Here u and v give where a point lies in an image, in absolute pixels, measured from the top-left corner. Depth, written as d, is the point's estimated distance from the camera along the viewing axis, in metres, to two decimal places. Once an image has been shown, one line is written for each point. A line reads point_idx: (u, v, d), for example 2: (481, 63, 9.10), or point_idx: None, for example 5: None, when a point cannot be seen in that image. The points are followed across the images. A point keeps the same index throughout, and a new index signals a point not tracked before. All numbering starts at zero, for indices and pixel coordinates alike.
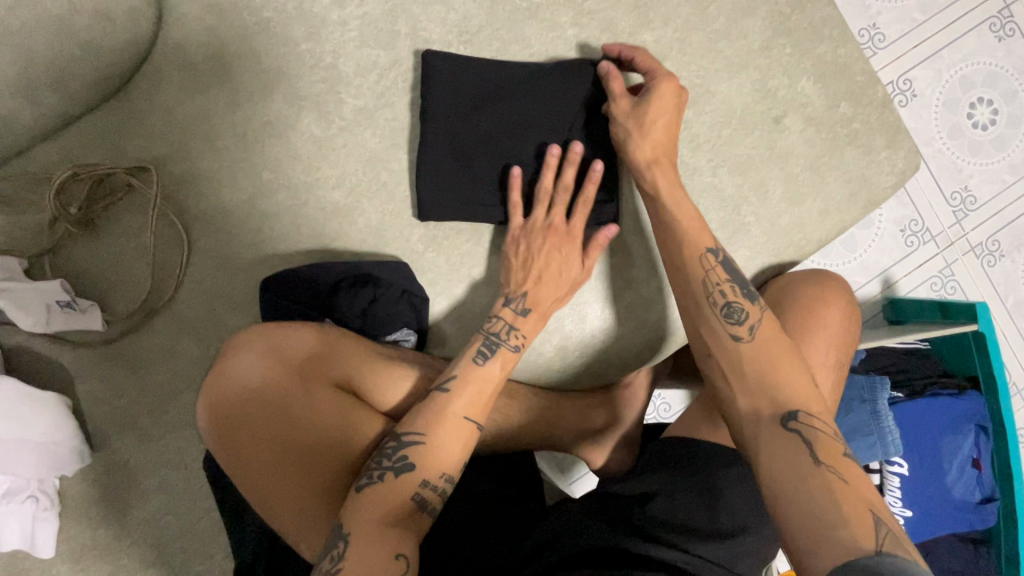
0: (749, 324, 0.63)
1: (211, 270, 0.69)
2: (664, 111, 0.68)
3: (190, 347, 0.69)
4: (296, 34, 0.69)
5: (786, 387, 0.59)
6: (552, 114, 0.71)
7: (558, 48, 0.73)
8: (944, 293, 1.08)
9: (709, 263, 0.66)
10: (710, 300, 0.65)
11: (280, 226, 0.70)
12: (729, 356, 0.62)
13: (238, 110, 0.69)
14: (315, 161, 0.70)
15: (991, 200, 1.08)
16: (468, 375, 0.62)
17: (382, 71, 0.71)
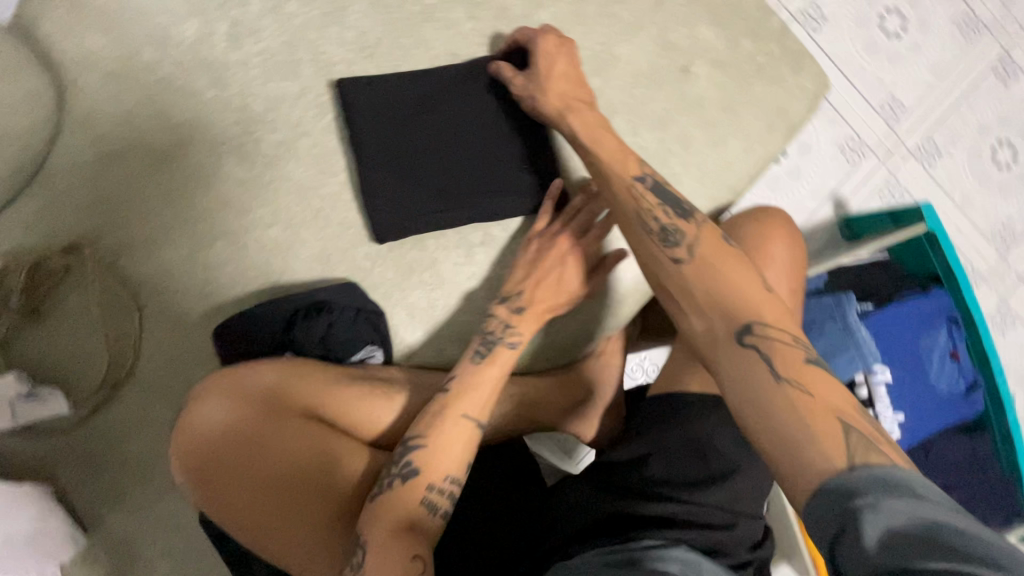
0: (687, 244, 0.61)
1: (168, 331, 0.70)
2: (556, 62, 0.71)
3: (164, 411, 0.70)
4: (201, 85, 0.70)
5: (736, 295, 0.57)
6: (470, 114, 0.72)
7: (460, 44, 0.74)
8: (893, 200, 1.11)
9: (639, 189, 0.65)
10: (646, 230, 0.63)
11: (225, 274, 0.70)
12: (672, 278, 0.61)
13: (159, 169, 0.69)
14: (245, 202, 0.70)
15: (919, 103, 1.11)
16: (468, 376, 0.66)
17: (292, 101, 0.71)
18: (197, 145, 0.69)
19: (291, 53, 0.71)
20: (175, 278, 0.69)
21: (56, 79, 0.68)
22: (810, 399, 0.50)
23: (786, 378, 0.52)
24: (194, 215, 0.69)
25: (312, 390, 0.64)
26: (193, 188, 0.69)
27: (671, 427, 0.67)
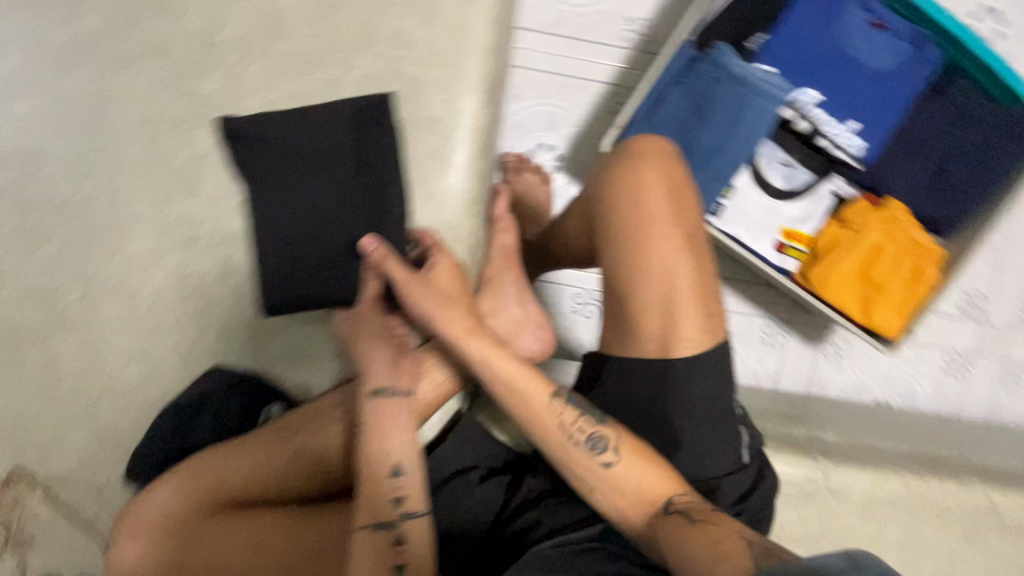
0: (611, 448, 0.58)
1: (77, 392, 0.72)
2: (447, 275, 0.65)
3: (94, 463, 0.73)
4: (45, 147, 0.68)
5: (645, 485, 0.57)
6: (316, 159, 0.68)
7: (299, 58, 0.68)
8: (857, 152, 1.01)
9: (558, 406, 0.60)
10: (571, 442, 0.59)
11: (118, 329, 0.71)
12: (596, 485, 0.58)
13: (30, 240, 0.69)
14: (124, 261, 0.70)
15: (899, 30, 0.96)
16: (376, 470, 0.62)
17: (140, 145, 0.68)
18: (84, 198, 0.69)
19: (152, 84, 0.68)
20: (89, 328, 0.71)
21: None
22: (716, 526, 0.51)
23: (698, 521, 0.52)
24: (99, 268, 0.70)
25: (226, 478, 0.67)
26: (90, 240, 0.70)
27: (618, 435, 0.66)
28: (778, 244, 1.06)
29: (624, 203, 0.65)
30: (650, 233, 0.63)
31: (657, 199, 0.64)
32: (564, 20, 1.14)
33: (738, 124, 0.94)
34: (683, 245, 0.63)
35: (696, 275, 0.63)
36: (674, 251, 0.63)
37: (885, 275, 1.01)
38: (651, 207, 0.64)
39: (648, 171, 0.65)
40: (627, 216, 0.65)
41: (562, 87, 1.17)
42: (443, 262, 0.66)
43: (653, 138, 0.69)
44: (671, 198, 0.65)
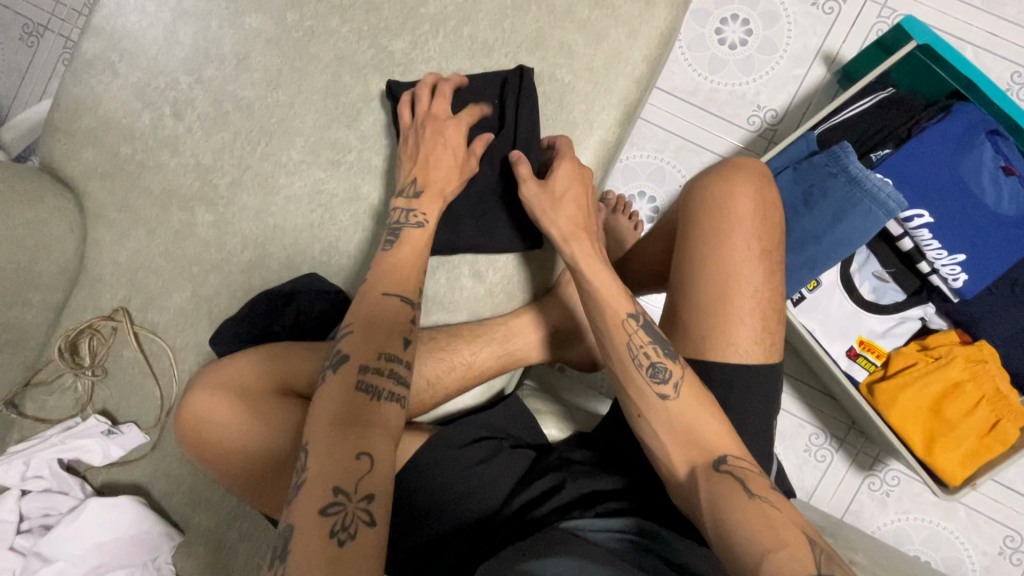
0: (673, 382, 0.64)
1: (201, 259, 0.83)
2: (570, 188, 0.73)
3: (191, 322, 0.83)
4: (256, 56, 0.82)
5: (700, 426, 0.63)
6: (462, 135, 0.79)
7: (475, 43, 0.79)
8: (953, 282, 0.98)
9: (632, 327, 0.67)
10: (634, 363, 0.66)
11: (251, 217, 0.82)
12: (653, 410, 0.64)
13: (216, 125, 0.82)
14: (278, 164, 0.82)
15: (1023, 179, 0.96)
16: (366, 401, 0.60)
17: (327, 76, 0.81)
18: (268, 106, 0.81)
19: (355, 32, 0.81)
20: (229, 210, 0.82)
21: (152, 45, 0.83)
22: (777, 511, 0.56)
23: (756, 496, 0.57)
24: (257, 163, 0.82)
25: (294, 371, 0.72)
26: (260, 140, 0.82)
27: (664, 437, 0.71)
28: (852, 350, 1.04)
29: (716, 204, 0.70)
30: (735, 240, 0.69)
31: (748, 208, 0.70)
32: (699, 90, 1.22)
33: (840, 223, 0.95)
34: (760, 258, 0.69)
35: (766, 287, 0.69)
36: (752, 262, 0.68)
37: (959, 417, 0.96)
38: (740, 214, 0.69)
39: (745, 185, 0.71)
40: (717, 213, 0.70)
41: (678, 148, 1.24)
42: (566, 168, 0.73)
43: (754, 159, 0.75)
44: (760, 214, 0.70)
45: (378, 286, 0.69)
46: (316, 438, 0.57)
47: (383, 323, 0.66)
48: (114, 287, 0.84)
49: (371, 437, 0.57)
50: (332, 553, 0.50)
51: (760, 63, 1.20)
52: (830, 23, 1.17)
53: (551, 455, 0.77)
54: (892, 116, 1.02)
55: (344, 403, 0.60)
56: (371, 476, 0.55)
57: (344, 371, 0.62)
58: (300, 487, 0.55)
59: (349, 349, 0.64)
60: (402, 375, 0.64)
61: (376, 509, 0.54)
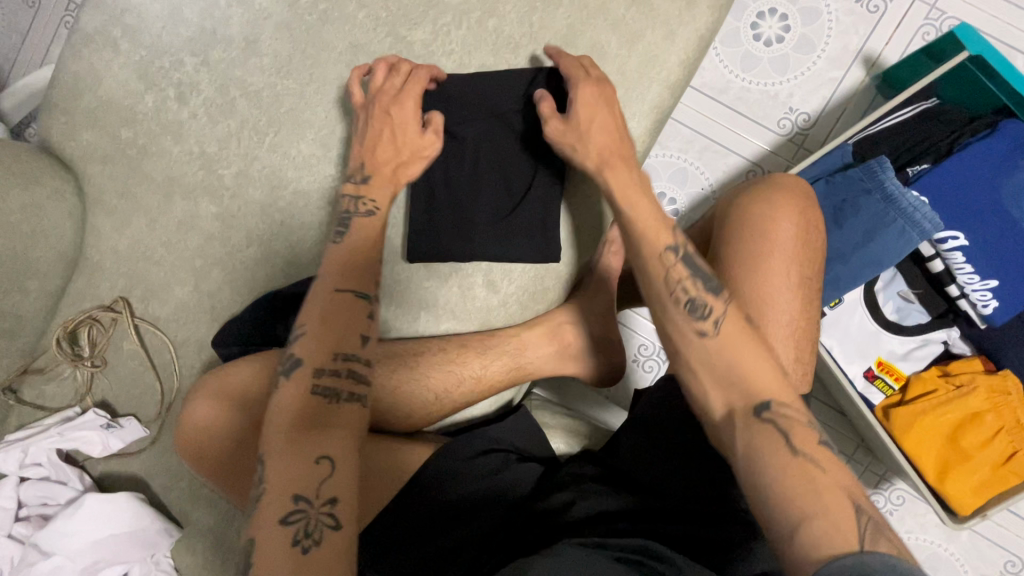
0: (714, 320, 0.59)
1: (206, 251, 0.80)
2: (596, 112, 0.68)
3: (195, 315, 0.80)
4: (265, 39, 0.77)
5: (742, 366, 0.57)
6: (486, 141, 0.76)
7: (500, 37, 0.74)
8: (983, 306, 0.94)
9: (669, 259, 0.62)
10: (672, 296, 0.61)
11: (257, 210, 0.79)
12: (692, 352, 0.59)
13: (221, 111, 0.78)
14: (286, 155, 0.78)
15: None
16: (325, 405, 0.57)
17: (340, 66, 0.76)
18: (277, 94, 0.77)
19: (371, 18, 0.75)
20: (235, 202, 0.79)
21: (154, 21, 0.78)
22: (822, 474, 0.51)
23: None
24: (264, 155, 0.78)
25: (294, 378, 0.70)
26: (268, 130, 0.77)
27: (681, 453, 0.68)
28: (868, 371, 1.02)
29: (754, 227, 0.66)
30: (772, 267, 0.65)
31: (788, 233, 0.66)
32: (730, 88, 1.16)
33: (870, 243, 0.90)
34: (797, 287, 0.65)
35: (800, 318, 0.65)
36: (788, 290, 0.65)
37: (976, 446, 0.94)
38: (779, 239, 0.65)
39: (786, 208, 0.67)
40: (754, 236, 0.66)
41: (703, 149, 1.19)
42: (585, 93, 0.68)
43: (796, 179, 0.71)
44: (800, 239, 0.66)
45: (332, 277, 0.65)
46: (271, 446, 0.55)
47: (342, 317, 0.63)
48: (114, 275, 0.81)
49: (330, 439, 0.55)
50: (297, 560, 0.48)
51: (796, 62, 1.14)
52: (875, 22, 1.10)
53: (558, 472, 0.74)
54: (933, 129, 0.96)
55: (301, 406, 0.57)
56: (333, 479, 0.52)
57: (299, 371, 0.59)
58: (260, 497, 0.52)
59: (304, 350, 0.60)
60: (361, 371, 0.61)
61: (341, 514, 0.51)
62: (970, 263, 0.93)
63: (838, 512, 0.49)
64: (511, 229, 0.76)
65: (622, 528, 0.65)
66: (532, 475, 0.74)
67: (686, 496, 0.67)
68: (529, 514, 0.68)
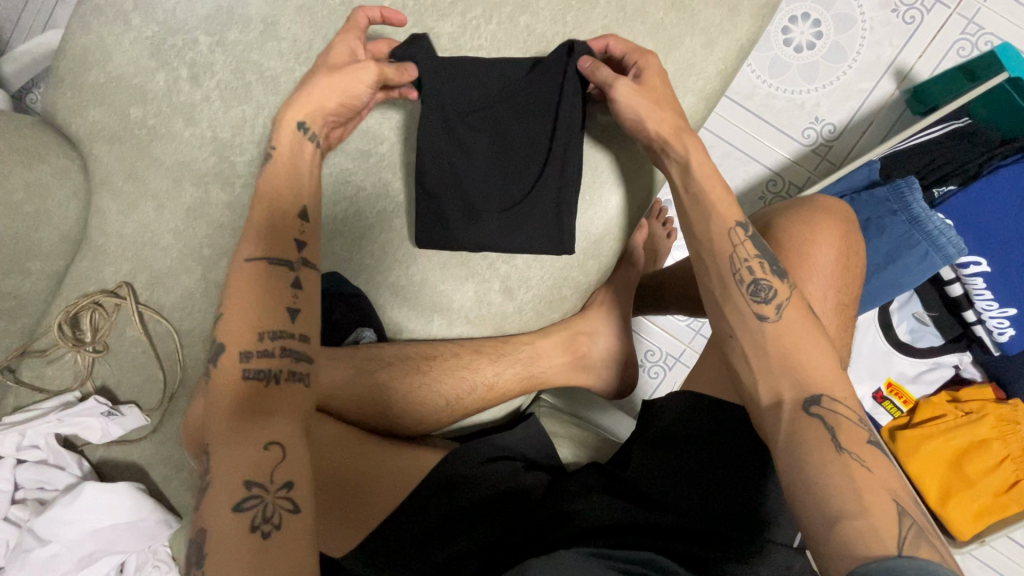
0: (776, 304, 0.60)
1: (217, 238, 0.79)
2: (662, 80, 0.68)
3: (205, 303, 0.79)
4: (285, 23, 0.74)
5: (797, 354, 0.58)
6: (496, 139, 0.73)
7: (527, 39, 0.73)
8: (997, 333, 0.93)
9: (739, 237, 0.63)
10: (735, 278, 0.62)
11: None
12: (749, 334, 0.60)
13: (238, 95, 0.76)
14: None
15: None
16: (264, 390, 0.55)
17: None
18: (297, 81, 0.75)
19: (397, 8, 0.73)
20: (247, 191, 0.78)
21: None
22: (866, 473, 0.51)
23: None
24: None
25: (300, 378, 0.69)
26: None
27: (688, 467, 0.66)
28: (878, 393, 1.03)
29: (795, 251, 0.64)
30: (812, 292, 0.63)
31: (827, 256, 0.64)
32: (756, 94, 1.13)
33: (892, 262, 0.87)
34: (835, 312, 0.63)
35: (841, 349, 0.64)
36: (827, 316, 0.63)
37: (982, 473, 0.94)
38: (817, 264, 0.64)
39: (826, 231, 0.65)
40: (795, 261, 0.64)
41: (724, 155, 1.16)
42: (650, 61, 0.69)
43: (835, 201, 0.70)
44: (840, 266, 0.64)
45: (248, 245, 0.61)
46: (216, 438, 0.52)
47: (262, 293, 0.59)
48: (119, 258, 0.79)
49: (275, 425, 0.53)
50: (257, 546, 0.46)
51: (825, 70, 1.11)
52: (909, 34, 1.07)
53: (566, 479, 0.72)
54: (965, 150, 0.92)
55: (239, 393, 0.55)
56: (285, 463, 0.51)
57: (225, 359, 0.56)
58: (207, 488, 0.50)
59: (228, 333, 0.57)
60: (297, 348, 0.58)
61: (298, 496, 0.50)
62: (988, 292, 0.92)
63: (879, 513, 0.48)
64: (523, 221, 0.73)
65: (630, 539, 0.62)
66: (540, 485, 0.72)
67: (703, 516, 0.63)
68: (547, 518, 0.66)
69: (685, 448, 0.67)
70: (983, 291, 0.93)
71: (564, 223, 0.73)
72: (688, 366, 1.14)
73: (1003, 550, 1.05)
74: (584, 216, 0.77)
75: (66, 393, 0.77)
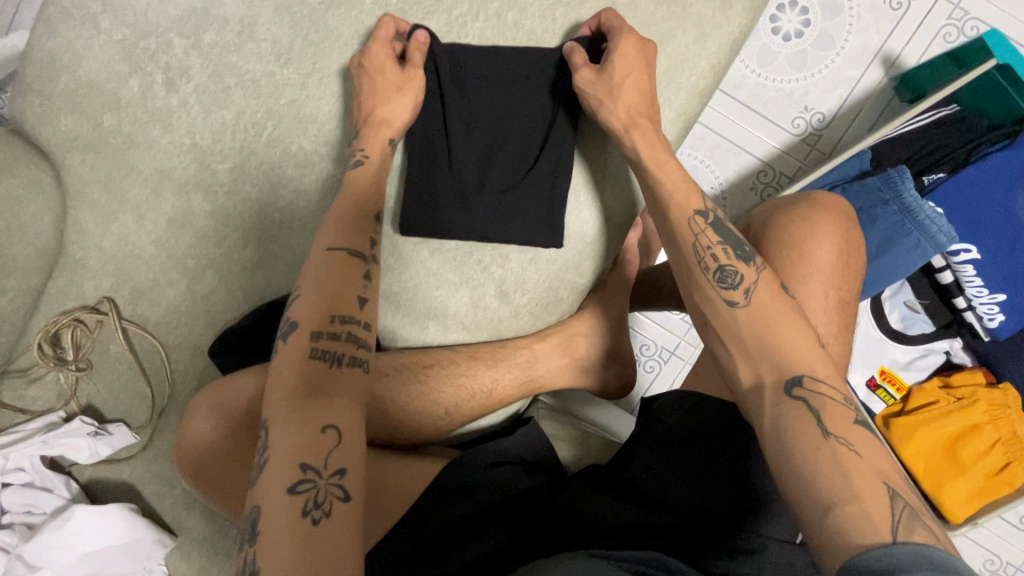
0: (745, 288, 0.59)
1: (202, 248, 0.76)
2: (630, 68, 0.67)
3: (191, 314, 0.77)
4: (265, 24, 0.72)
5: (777, 335, 0.57)
6: (482, 146, 0.73)
7: (513, 36, 0.72)
8: (987, 318, 0.94)
9: (699, 226, 0.63)
10: (700, 266, 0.62)
11: (258, 208, 0.75)
12: (722, 323, 0.60)
13: (216, 99, 0.73)
14: (290, 148, 0.74)
15: None
16: (330, 372, 0.54)
17: (348, 57, 0.73)
18: (278, 84, 0.73)
19: (381, 7, 0.72)
20: (231, 199, 0.75)
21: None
22: (856, 458, 0.49)
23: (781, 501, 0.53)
24: (264, 149, 0.74)
25: None
26: (267, 122, 0.74)
27: (689, 465, 0.65)
28: (871, 380, 1.04)
29: (794, 250, 0.63)
30: (810, 286, 0.62)
31: (828, 253, 0.63)
32: (745, 84, 1.13)
33: (888, 250, 0.88)
34: (836, 308, 0.63)
35: (835, 344, 0.63)
36: (825, 313, 0.62)
37: (974, 457, 0.96)
38: (816, 260, 0.63)
39: (827, 226, 0.64)
40: (792, 257, 0.64)
41: (714, 147, 1.16)
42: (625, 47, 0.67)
43: (832, 196, 0.69)
44: (839, 259, 0.64)
45: (326, 239, 0.63)
46: (275, 416, 0.51)
47: (336, 278, 0.60)
48: (99, 272, 0.76)
49: (336, 407, 0.52)
50: (308, 533, 0.45)
51: (814, 59, 1.10)
52: (896, 21, 1.06)
53: (566, 482, 0.72)
54: (951, 136, 0.92)
55: (301, 371, 0.53)
56: (341, 448, 0.50)
57: (294, 337, 0.55)
58: (264, 468, 0.49)
59: (299, 313, 0.57)
60: (362, 336, 0.58)
61: (350, 484, 0.48)
62: (976, 276, 0.93)
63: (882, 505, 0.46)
64: (512, 212, 0.73)
65: (635, 541, 0.61)
66: (542, 484, 0.71)
67: (705, 515, 0.63)
68: (557, 517, 0.66)
69: (686, 448, 0.66)
70: (974, 277, 0.93)
71: (555, 221, 0.73)
72: (685, 360, 1.14)
73: (996, 530, 1.07)
74: (576, 214, 0.75)
75: (50, 413, 0.74)
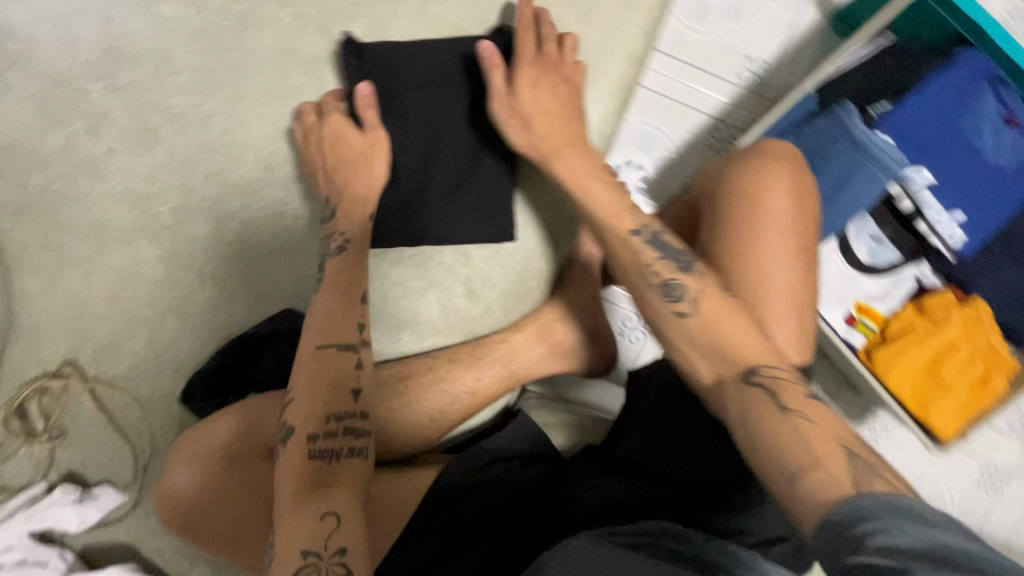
0: (690, 298, 0.56)
1: (154, 294, 0.73)
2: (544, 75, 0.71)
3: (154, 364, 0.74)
4: (187, 61, 0.71)
5: (727, 337, 0.54)
6: (423, 147, 0.73)
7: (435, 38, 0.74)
8: (949, 237, 0.97)
9: (636, 245, 0.60)
10: (645, 283, 0.59)
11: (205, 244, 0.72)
12: (675, 335, 0.56)
13: (145, 140, 0.71)
14: (229, 179, 0.72)
15: None
16: (331, 471, 0.54)
17: (276, 81, 0.73)
18: (206, 115, 0.71)
19: (301, 28, 0.73)
20: (176, 240, 0.72)
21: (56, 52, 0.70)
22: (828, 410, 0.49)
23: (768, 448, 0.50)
24: (202, 184, 0.72)
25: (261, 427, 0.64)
26: (202, 156, 0.72)
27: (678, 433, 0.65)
28: (850, 316, 1.03)
29: (745, 199, 0.64)
30: (767, 233, 0.62)
31: (781, 199, 0.63)
32: (686, 43, 1.11)
33: (844, 186, 0.89)
34: (798, 253, 0.62)
35: (802, 290, 0.61)
36: (789, 260, 0.61)
37: (955, 373, 0.97)
38: (770, 205, 0.63)
39: (777, 171, 0.64)
40: (745, 205, 0.64)
41: (666, 110, 1.12)
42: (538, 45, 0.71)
43: (780, 141, 0.70)
44: (794, 202, 0.63)
45: (313, 336, 0.61)
46: (279, 514, 0.51)
47: (327, 374, 0.59)
48: (54, 337, 0.73)
49: (335, 496, 0.51)
50: None
51: (747, 11, 1.11)
52: None
53: (565, 468, 0.70)
54: (889, 66, 0.95)
55: (301, 474, 0.53)
56: (342, 529, 0.49)
57: (292, 441, 0.55)
58: (272, 563, 0.49)
59: (294, 417, 0.57)
60: (359, 426, 0.58)
61: (354, 561, 0.47)
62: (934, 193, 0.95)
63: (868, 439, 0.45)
64: (466, 209, 0.74)
65: (640, 513, 0.63)
66: (536, 476, 0.69)
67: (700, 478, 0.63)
68: (561, 503, 0.66)
69: (676, 415, 0.66)
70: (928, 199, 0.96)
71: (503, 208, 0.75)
72: None
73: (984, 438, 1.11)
74: None
75: (30, 487, 0.71)
